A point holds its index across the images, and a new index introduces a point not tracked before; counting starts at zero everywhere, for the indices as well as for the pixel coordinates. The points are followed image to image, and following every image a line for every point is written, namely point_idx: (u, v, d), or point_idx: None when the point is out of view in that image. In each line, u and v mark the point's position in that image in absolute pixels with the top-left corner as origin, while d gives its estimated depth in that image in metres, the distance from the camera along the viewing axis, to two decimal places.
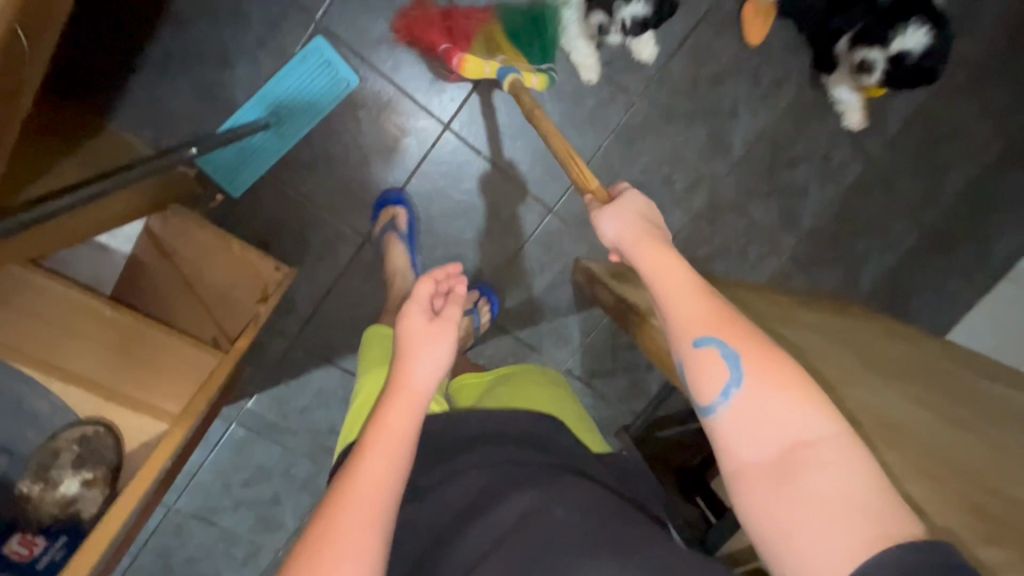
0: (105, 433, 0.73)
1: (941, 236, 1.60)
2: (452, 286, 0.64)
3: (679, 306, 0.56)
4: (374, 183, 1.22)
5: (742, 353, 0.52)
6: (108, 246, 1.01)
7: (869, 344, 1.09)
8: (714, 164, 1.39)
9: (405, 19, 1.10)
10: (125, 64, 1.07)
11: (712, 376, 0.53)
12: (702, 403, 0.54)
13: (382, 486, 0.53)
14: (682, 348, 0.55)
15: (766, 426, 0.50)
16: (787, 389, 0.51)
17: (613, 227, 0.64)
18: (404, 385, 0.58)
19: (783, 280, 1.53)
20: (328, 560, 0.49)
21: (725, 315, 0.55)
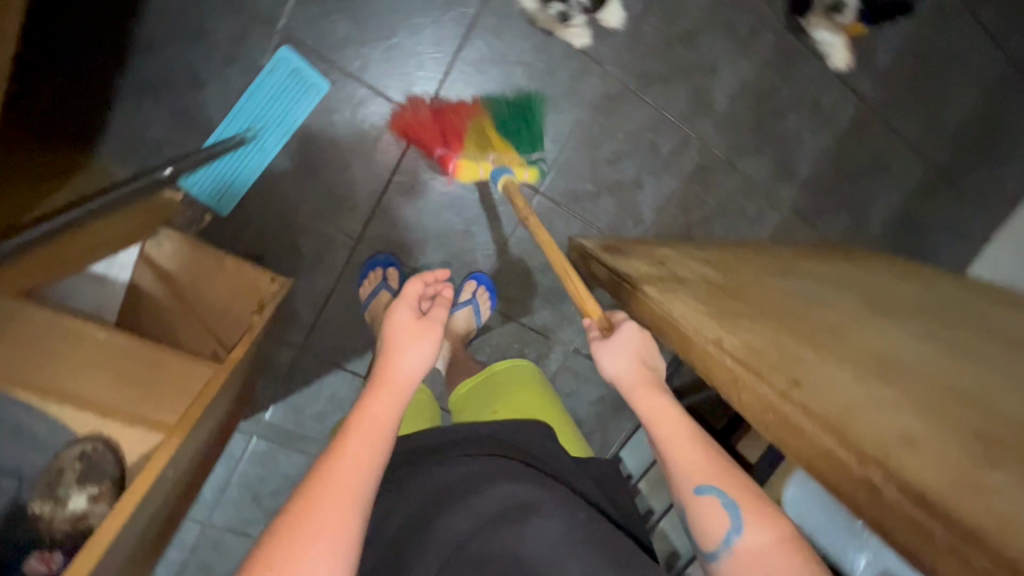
0: (106, 449, 0.69)
1: (949, 168, 1.54)
2: (438, 292, 0.76)
3: (680, 452, 0.66)
4: (359, 186, 1.23)
5: (738, 501, 0.61)
6: (106, 275, 1.03)
7: (875, 287, 1.06)
8: (700, 124, 1.36)
9: (401, 121, 1.16)
10: (100, 98, 1.09)
11: (714, 523, 0.61)
12: (707, 547, 0.62)
13: (364, 465, 0.57)
14: (685, 494, 0.64)
15: (761, 570, 0.58)
16: (782, 537, 0.59)
17: (612, 366, 0.75)
18: (391, 376, 0.65)
19: (788, 233, 1.49)
20: (308, 531, 0.51)
21: (719, 466, 0.64)
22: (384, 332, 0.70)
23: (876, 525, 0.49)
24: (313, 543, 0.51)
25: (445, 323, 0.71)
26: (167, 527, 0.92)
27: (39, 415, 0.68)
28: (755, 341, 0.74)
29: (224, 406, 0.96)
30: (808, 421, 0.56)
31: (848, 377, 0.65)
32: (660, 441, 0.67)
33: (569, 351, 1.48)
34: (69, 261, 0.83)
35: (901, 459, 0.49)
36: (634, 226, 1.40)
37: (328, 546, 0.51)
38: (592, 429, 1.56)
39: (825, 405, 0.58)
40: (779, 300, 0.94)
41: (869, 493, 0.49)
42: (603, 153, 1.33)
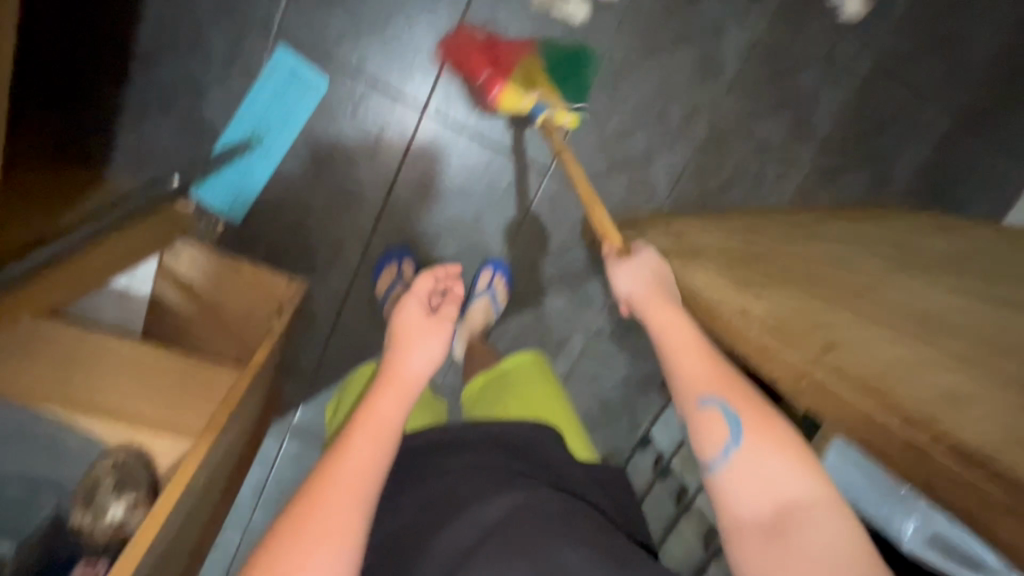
0: (139, 458, 0.70)
1: (980, 113, 1.46)
2: (450, 286, 0.73)
3: (687, 363, 0.64)
4: (367, 182, 1.23)
5: (741, 412, 0.59)
6: (127, 289, 1.04)
7: (907, 243, 1.01)
8: (710, 90, 1.32)
9: (450, 44, 1.14)
10: (109, 116, 1.11)
11: (714, 433, 0.59)
12: (703, 459, 0.59)
13: (370, 466, 0.57)
14: (688, 403, 0.62)
15: (763, 482, 0.55)
16: (785, 452, 0.57)
17: (627, 284, 0.74)
18: (399, 373, 0.64)
19: (810, 196, 1.44)
20: (310, 533, 0.53)
21: (726, 380, 0.62)
22: (394, 327, 0.69)
23: (923, 489, 0.46)
24: (314, 545, 0.53)
25: (455, 322, 0.70)
26: (207, 532, 0.94)
27: (73, 429, 0.69)
28: (781, 308, 0.71)
29: (252, 409, 0.97)
30: (846, 388, 0.54)
31: (885, 338, 0.62)
32: (667, 353, 0.65)
33: (591, 333, 1.46)
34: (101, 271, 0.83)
35: (949, 419, 0.47)
36: (648, 201, 1.36)
37: (329, 548, 0.53)
38: (620, 410, 1.55)
39: (861, 367, 0.56)
40: (805, 263, 0.91)
41: None
42: (611, 128, 1.29)
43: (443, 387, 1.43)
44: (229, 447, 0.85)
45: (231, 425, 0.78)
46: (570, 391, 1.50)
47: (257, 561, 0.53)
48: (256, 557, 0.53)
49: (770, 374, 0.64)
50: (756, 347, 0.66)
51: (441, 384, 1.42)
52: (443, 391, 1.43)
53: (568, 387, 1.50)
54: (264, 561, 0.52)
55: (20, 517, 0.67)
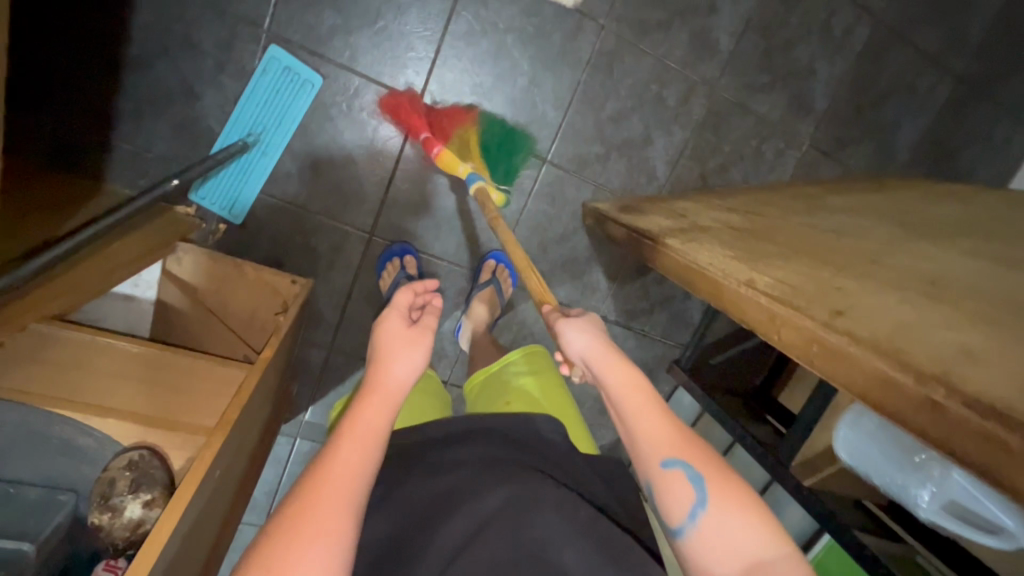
0: (153, 455, 0.70)
1: (978, 79, 1.45)
2: (428, 299, 0.75)
3: (645, 423, 0.61)
4: (364, 178, 1.22)
5: (705, 474, 0.57)
6: (134, 296, 1.06)
7: (913, 212, 1.00)
8: (705, 68, 1.31)
9: (393, 100, 1.15)
10: (104, 123, 1.10)
11: (681, 497, 0.57)
12: (673, 524, 0.57)
13: (357, 473, 0.55)
14: (650, 467, 0.59)
15: (731, 545, 0.53)
16: (750, 512, 0.55)
17: (579, 341, 0.68)
18: (383, 382, 0.63)
19: (810, 171, 1.43)
20: (303, 539, 0.50)
21: (686, 438, 0.60)
22: (375, 337, 0.68)
23: (940, 445, 0.45)
24: (306, 552, 0.49)
25: (435, 332, 0.70)
26: (224, 531, 0.95)
27: (85, 431, 0.70)
28: (788, 279, 0.71)
29: (262, 408, 0.97)
30: (853, 345, 0.54)
31: (894, 303, 0.61)
32: (623, 414, 0.62)
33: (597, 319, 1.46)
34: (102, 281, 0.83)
35: (964, 375, 0.46)
36: (648, 184, 1.36)
37: (323, 554, 0.50)
38: None
39: (872, 330, 0.55)
40: (809, 235, 0.90)
41: (931, 411, 0.45)
42: (607, 111, 1.28)
43: (451, 380, 1.43)
44: (240, 446, 0.85)
45: (241, 423, 0.78)
46: (578, 378, 1.51)
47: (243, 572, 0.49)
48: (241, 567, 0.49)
49: (781, 344, 0.64)
50: (766, 317, 0.66)
51: (449, 377, 1.43)
52: (451, 384, 1.43)
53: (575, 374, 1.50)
54: (253, 568, 0.49)
55: (39, 519, 0.67)
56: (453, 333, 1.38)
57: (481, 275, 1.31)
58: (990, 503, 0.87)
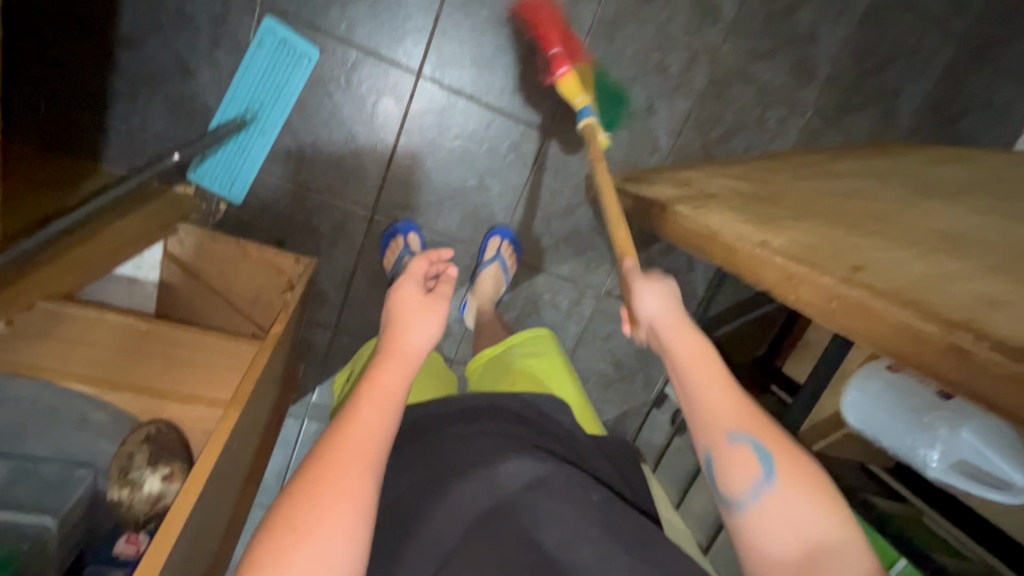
0: (166, 426, 0.71)
1: (980, 41, 1.43)
2: (442, 270, 0.72)
3: (715, 397, 0.59)
4: (365, 154, 1.20)
5: (774, 452, 0.55)
6: (137, 278, 1.05)
7: (922, 175, 1.00)
8: (707, 35, 1.29)
9: (534, 4, 1.14)
10: (96, 102, 1.08)
11: (744, 470, 0.55)
12: (732, 497, 0.55)
13: (376, 434, 0.54)
14: (715, 440, 0.57)
15: (795, 525, 0.51)
16: (818, 493, 0.53)
17: (652, 302, 0.67)
18: (400, 349, 0.62)
19: (813, 139, 1.42)
20: (326, 498, 0.50)
21: (755, 415, 0.58)
22: (392, 304, 0.67)
23: (968, 392, 0.45)
24: (329, 511, 0.49)
25: (452, 298, 0.69)
26: (238, 510, 0.95)
27: (98, 408, 0.69)
28: (803, 240, 0.70)
29: (271, 387, 0.97)
30: (877, 299, 0.53)
31: (912, 258, 0.61)
32: (691, 384, 0.60)
33: (601, 294, 1.45)
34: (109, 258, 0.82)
35: (991, 322, 0.46)
36: (651, 155, 1.35)
37: (346, 513, 0.50)
38: (634, 368, 1.57)
39: (892, 284, 0.55)
40: (819, 198, 0.90)
41: (958, 358, 0.45)
42: (609, 82, 1.26)
43: (457, 358, 1.43)
44: (253, 424, 0.85)
45: (255, 398, 0.78)
46: (583, 353, 1.51)
47: (267, 534, 0.49)
48: (264, 528, 0.49)
49: (798, 303, 0.64)
50: (782, 277, 0.66)
51: (455, 355, 1.43)
52: (457, 362, 1.43)
53: (580, 349, 1.51)
54: (279, 528, 0.48)
55: (59, 495, 0.66)
56: (458, 311, 1.37)
57: (486, 253, 1.30)
58: (998, 460, 0.88)
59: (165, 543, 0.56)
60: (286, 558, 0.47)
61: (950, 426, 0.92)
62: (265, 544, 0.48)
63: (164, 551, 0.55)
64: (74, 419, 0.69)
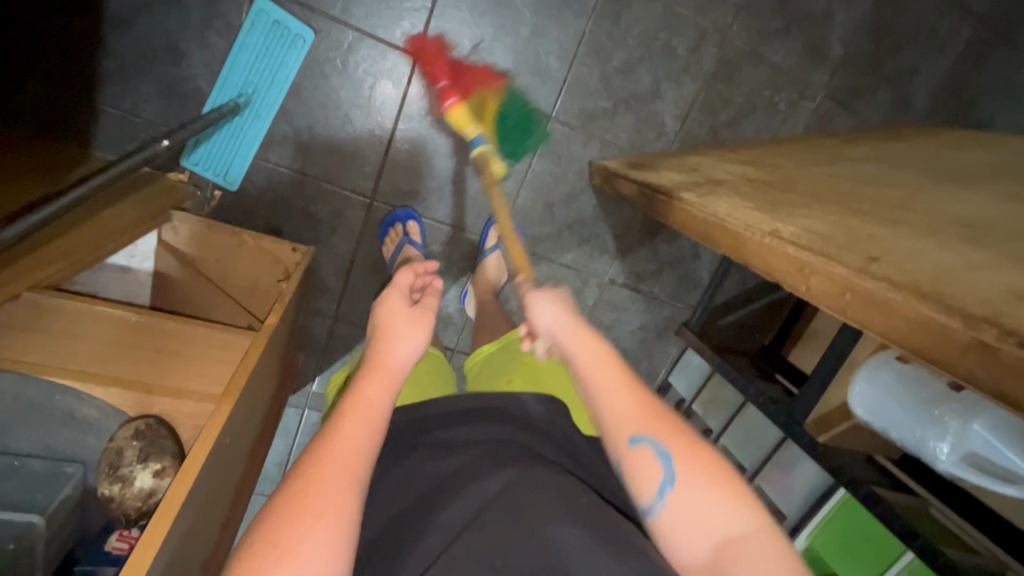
0: (157, 422, 0.69)
1: (1001, 20, 1.37)
2: (427, 282, 0.72)
3: (614, 401, 0.59)
4: (362, 139, 1.17)
5: (673, 450, 0.56)
6: (131, 267, 1.02)
7: (938, 160, 0.96)
8: (717, 14, 1.24)
9: (420, 41, 1.10)
10: (86, 86, 1.05)
11: (649, 475, 0.55)
12: (642, 503, 0.56)
13: (360, 449, 0.53)
14: (619, 444, 0.58)
15: (700, 521, 0.52)
16: (719, 486, 0.54)
17: (547, 317, 0.67)
18: (385, 362, 0.61)
19: (824, 123, 1.38)
20: (309, 512, 0.48)
21: (656, 414, 0.59)
22: (376, 317, 0.66)
23: (991, 390, 0.43)
24: (312, 526, 0.47)
25: (437, 312, 0.68)
26: (238, 500, 0.95)
27: (89, 400, 0.68)
28: (815, 227, 0.67)
29: (269, 378, 0.96)
30: (895, 292, 0.51)
31: (931, 248, 0.58)
32: (591, 391, 0.61)
33: (605, 282, 1.43)
34: (99, 246, 0.81)
35: (1016, 316, 0.43)
36: (657, 140, 1.31)
37: (330, 529, 0.48)
38: (637, 357, 1.55)
39: (911, 275, 0.52)
40: (832, 184, 0.87)
41: (981, 356, 0.43)
42: (615, 63, 1.22)
43: (458, 348, 1.41)
44: (249, 415, 0.84)
45: (250, 390, 0.77)
46: None
47: (247, 551, 0.47)
48: (244, 545, 0.47)
49: (810, 294, 0.61)
50: (794, 267, 0.63)
51: (456, 345, 1.41)
52: (458, 351, 1.41)
53: None
54: (260, 544, 0.46)
55: (49, 489, 0.67)
56: (459, 300, 1.35)
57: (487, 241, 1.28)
58: (1012, 453, 0.86)
59: (155, 539, 0.55)
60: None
61: (961, 419, 0.90)
62: (245, 562, 0.46)
63: (154, 546, 0.54)
64: (66, 411, 0.68)
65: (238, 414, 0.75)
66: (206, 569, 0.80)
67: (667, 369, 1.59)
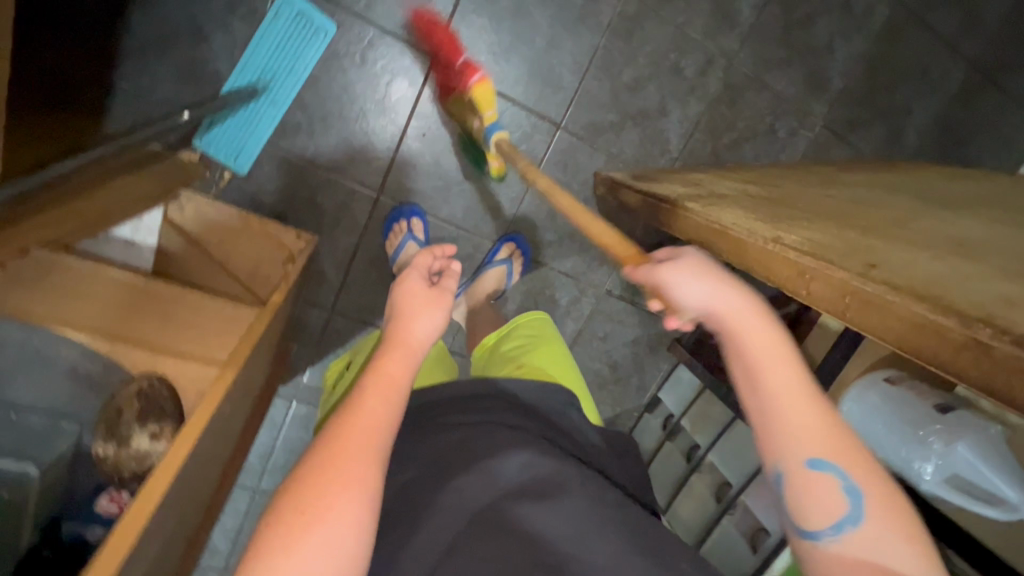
0: (159, 382, 0.69)
1: (991, 65, 1.44)
2: (446, 265, 0.72)
3: (794, 419, 0.56)
4: (376, 133, 1.19)
5: (863, 487, 0.53)
6: (131, 240, 1.00)
7: (930, 189, 1.00)
8: (724, 40, 1.29)
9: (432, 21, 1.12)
10: (105, 59, 1.06)
11: (829, 505, 0.53)
12: (812, 526, 0.54)
13: (381, 423, 0.54)
14: (793, 461, 0.55)
15: (877, 565, 0.51)
16: (904, 536, 0.52)
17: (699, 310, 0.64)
18: (404, 338, 0.62)
19: (820, 152, 1.43)
20: (333, 482, 0.49)
21: (844, 440, 0.56)
22: (394, 298, 0.67)
23: (985, 388, 0.44)
24: (338, 496, 0.48)
25: (456, 294, 0.69)
26: (225, 484, 0.94)
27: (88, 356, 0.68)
28: (816, 238, 0.70)
29: (265, 361, 0.96)
30: (893, 293, 0.53)
31: (928, 259, 0.60)
32: (764, 399, 0.58)
33: (601, 293, 1.48)
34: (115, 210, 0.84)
35: (1011, 318, 0.45)
36: (660, 156, 1.35)
37: (352, 500, 0.49)
38: (629, 370, 1.57)
39: (908, 280, 0.54)
40: (830, 203, 0.90)
41: (975, 354, 0.44)
42: (625, 79, 1.26)
43: (452, 348, 1.42)
44: (244, 393, 0.84)
45: (250, 362, 0.76)
46: (578, 352, 1.52)
47: (272, 517, 0.48)
48: (268, 511, 0.49)
49: (810, 298, 0.63)
50: (795, 272, 0.65)
51: (451, 346, 1.41)
52: (453, 353, 1.42)
53: (578, 348, 1.51)
54: (284, 512, 0.47)
55: (43, 445, 0.66)
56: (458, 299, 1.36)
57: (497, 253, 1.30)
58: (993, 476, 0.87)
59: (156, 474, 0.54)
60: (294, 538, 0.46)
61: (945, 441, 0.91)
62: (273, 525, 0.47)
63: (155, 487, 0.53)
64: (66, 368, 0.68)
65: (237, 384, 0.74)
66: (188, 546, 0.79)
67: (658, 384, 1.60)
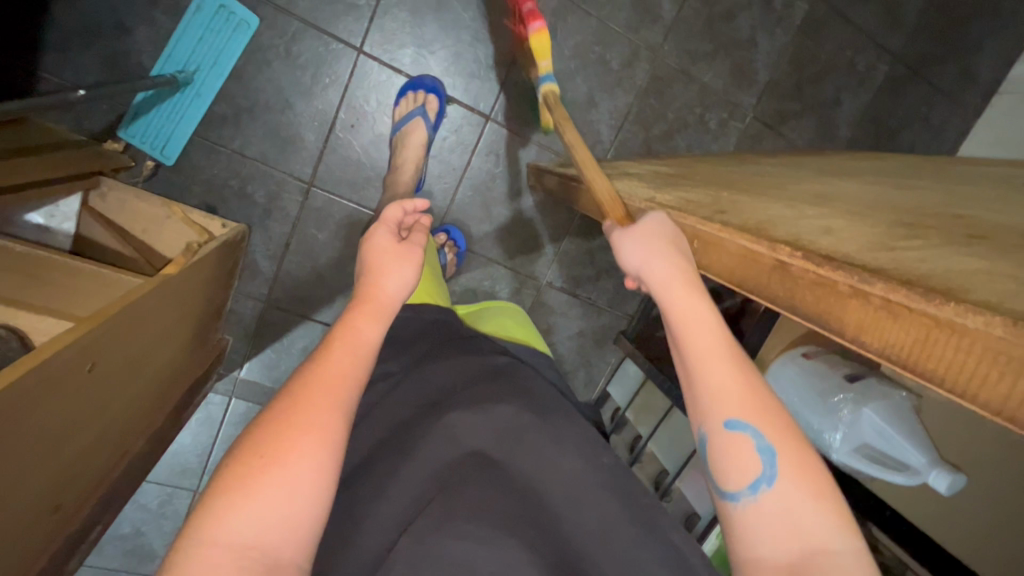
0: (8, 332, 0.67)
1: (916, 58, 1.48)
2: (416, 220, 0.71)
3: (713, 373, 0.52)
4: (304, 124, 1.21)
5: (779, 446, 0.49)
6: (49, 227, 1.02)
7: (836, 165, 1.02)
8: (648, 33, 1.33)
9: None
10: (27, 50, 1.08)
11: (743, 465, 0.49)
12: (726, 489, 0.49)
13: (348, 374, 0.54)
14: (712, 421, 0.51)
15: (790, 528, 0.46)
16: (823, 501, 0.47)
17: (637, 258, 0.59)
18: (374, 295, 0.61)
19: (752, 144, 1.45)
20: (293, 427, 0.49)
21: (763, 399, 0.51)
22: (364, 254, 0.66)
23: (789, 307, 0.45)
24: (297, 437, 0.48)
25: (425, 249, 0.67)
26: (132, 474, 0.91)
27: None
28: (689, 197, 0.71)
29: (182, 340, 0.96)
30: (725, 230, 0.53)
31: (779, 206, 0.61)
32: (691, 359, 0.53)
33: (542, 286, 1.48)
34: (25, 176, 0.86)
35: (813, 240, 0.46)
36: (593, 147, 1.37)
37: (314, 445, 0.48)
38: (576, 365, 1.56)
39: (745, 220, 0.55)
40: (729, 176, 0.92)
41: (780, 275, 0.45)
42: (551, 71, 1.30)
43: None
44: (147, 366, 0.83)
45: (144, 326, 0.77)
46: None
47: (230, 461, 0.48)
48: (229, 452, 0.49)
49: None
50: None
51: None
52: None
53: None
54: (245, 451, 0.48)
55: None
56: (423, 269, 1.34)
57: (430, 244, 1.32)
58: (902, 441, 0.86)
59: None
60: (251, 481, 0.46)
61: (854, 407, 0.91)
62: (230, 467, 0.47)
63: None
64: None
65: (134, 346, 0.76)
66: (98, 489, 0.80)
67: (606, 379, 1.59)
